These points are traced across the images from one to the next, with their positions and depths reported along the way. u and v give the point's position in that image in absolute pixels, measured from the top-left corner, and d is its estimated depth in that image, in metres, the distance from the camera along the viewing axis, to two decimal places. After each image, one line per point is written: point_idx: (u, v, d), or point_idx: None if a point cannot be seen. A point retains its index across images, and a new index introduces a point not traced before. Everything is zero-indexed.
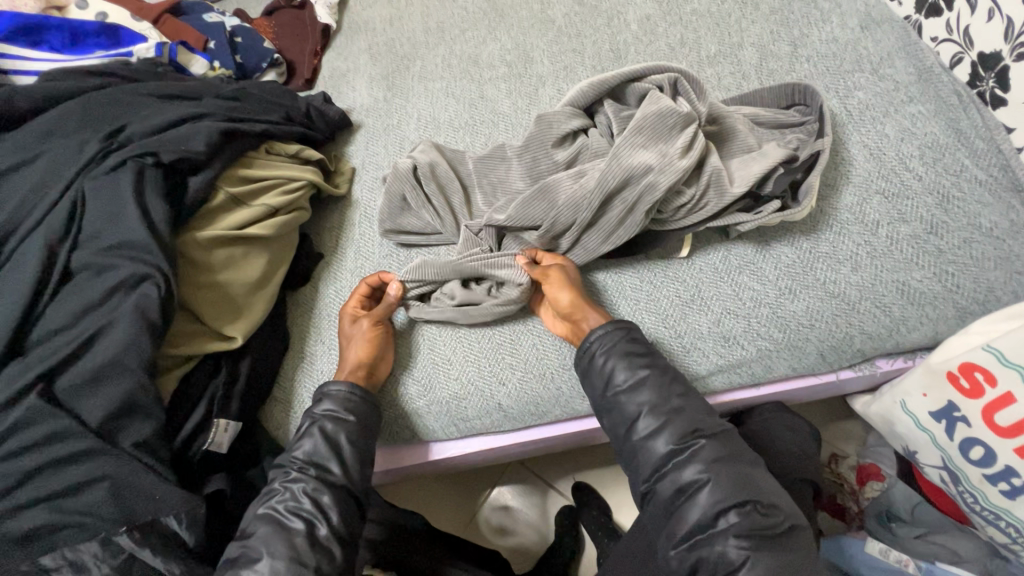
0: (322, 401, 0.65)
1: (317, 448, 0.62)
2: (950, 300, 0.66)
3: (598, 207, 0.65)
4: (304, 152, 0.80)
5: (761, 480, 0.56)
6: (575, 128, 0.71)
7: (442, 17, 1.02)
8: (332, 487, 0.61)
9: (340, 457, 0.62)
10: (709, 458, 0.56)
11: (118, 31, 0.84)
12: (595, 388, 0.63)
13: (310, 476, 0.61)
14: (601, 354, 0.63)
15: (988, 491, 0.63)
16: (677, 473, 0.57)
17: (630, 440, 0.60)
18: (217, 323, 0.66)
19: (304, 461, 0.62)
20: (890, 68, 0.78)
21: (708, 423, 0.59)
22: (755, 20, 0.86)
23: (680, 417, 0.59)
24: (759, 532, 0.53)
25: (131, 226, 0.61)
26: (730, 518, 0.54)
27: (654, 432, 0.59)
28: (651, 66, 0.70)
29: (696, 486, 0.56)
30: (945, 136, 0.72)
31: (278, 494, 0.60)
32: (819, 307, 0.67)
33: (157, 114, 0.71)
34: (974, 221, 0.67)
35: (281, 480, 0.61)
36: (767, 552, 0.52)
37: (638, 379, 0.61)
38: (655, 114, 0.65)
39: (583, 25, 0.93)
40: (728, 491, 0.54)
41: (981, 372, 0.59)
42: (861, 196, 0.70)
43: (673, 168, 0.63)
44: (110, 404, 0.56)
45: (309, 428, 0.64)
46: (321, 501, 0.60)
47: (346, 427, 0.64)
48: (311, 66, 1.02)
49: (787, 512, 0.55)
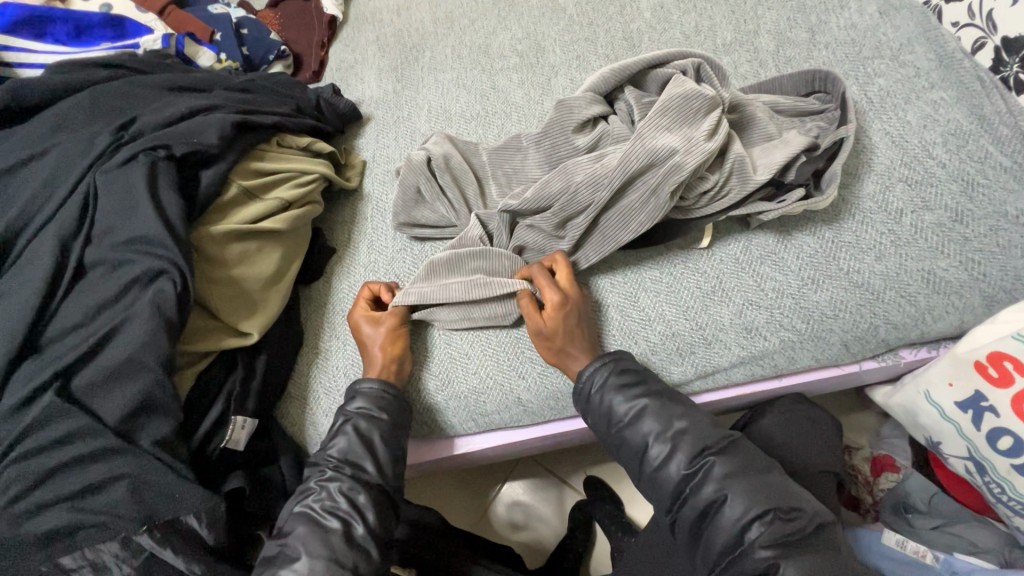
0: (356, 398, 0.64)
1: (351, 446, 0.61)
2: (976, 288, 0.65)
3: (616, 188, 0.63)
4: (315, 145, 0.79)
5: (782, 484, 0.56)
6: (596, 113, 0.70)
7: (450, 7, 1.01)
8: (367, 486, 0.60)
9: (374, 454, 0.61)
10: (721, 475, 0.56)
11: (124, 22, 0.83)
12: (599, 424, 0.63)
13: (346, 475, 0.60)
14: (596, 392, 0.63)
15: (1016, 482, 0.62)
16: (696, 496, 0.56)
17: (645, 471, 0.60)
18: (232, 319, 0.65)
19: (339, 459, 0.61)
20: (910, 54, 0.77)
21: (714, 437, 0.58)
22: (771, 6, 0.85)
23: (687, 438, 0.58)
24: (784, 539, 0.52)
25: (145, 220, 0.59)
26: (754, 530, 0.53)
27: (665, 459, 0.58)
28: (672, 54, 0.69)
29: (716, 504, 0.55)
30: (969, 123, 0.71)
31: (314, 493, 0.60)
32: (843, 297, 0.66)
33: (167, 106, 0.69)
34: (1000, 209, 0.66)
35: (317, 479, 0.61)
36: (799, 557, 0.51)
37: (639, 408, 0.61)
38: (680, 96, 0.64)
39: (595, 14, 0.92)
40: (748, 502, 0.54)
41: (1010, 360, 0.59)
42: (884, 183, 0.69)
43: (699, 150, 0.61)
44: (129, 401, 0.55)
45: (343, 425, 0.63)
46: (358, 501, 0.59)
47: (379, 425, 0.63)
48: (317, 58, 1.00)
49: (810, 512, 0.54)
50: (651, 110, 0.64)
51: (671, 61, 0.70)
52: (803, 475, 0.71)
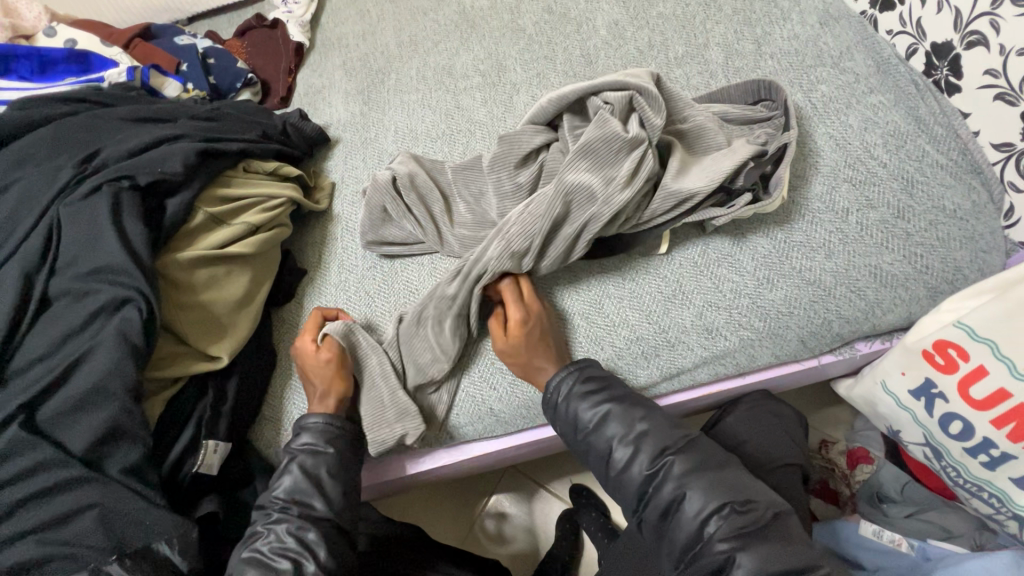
0: (300, 434, 0.65)
1: (296, 485, 0.62)
2: (921, 280, 0.68)
3: (544, 233, 0.65)
4: (283, 169, 0.80)
5: (737, 478, 0.58)
6: (537, 145, 0.72)
7: (414, 30, 1.04)
8: (317, 522, 0.61)
9: (321, 488, 0.62)
10: (681, 472, 0.57)
11: (88, 57, 0.84)
12: (567, 431, 0.65)
13: (293, 516, 0.60)
14: (562, 401, 0.64)
15: (969, 465, 0.64)
16: (657, 495, 0.58)
17: (610, 474, 0.62)
18: (201, 344, 0.66)
19: (285, 499, 0.61)
20: (850, 61, 0.81)
21: (673, 437, 0.60)
22: (719, 20, 0.89)
23: (648, 440, 0.60)
24: (742, 530, 0.54)
25: (110, 250, 0.60)
26: (713, 523, 0.55)
27: (628, 462, 0.60)
28: (607, 82, 0.68)
29: (676, 502, 0.57)
30: (906, 124, 0.75)
31: (262, 537, 0.60)
32: (796, 295, 0.69)
33: (131, 137, 0.70)
34: (938, 204, 0.70)
35: (264, 523, 0.61)
36: (758, 547, 0.53)
37: (601, 413, 0.62)
38: (601, 139, 0.65)
39: (553, 33, 0.95)
40: (706, 498, 0.56)
41: (954, 348, 0.61)
42: (831, 184, 0.72)
43: (616, 200, 0.64)
44: (96, 431, 0.55)
45: (288, 465, 0.63)
46: (307, 538, 0.59)
47: (326, 460, 0.63)
48: (285, 84, 1.02)
49: (766, 503, 0.56)
50: (572, 153, 0.67)
51: (609, 87, 0.69)
52: (770, 472, 0.72)
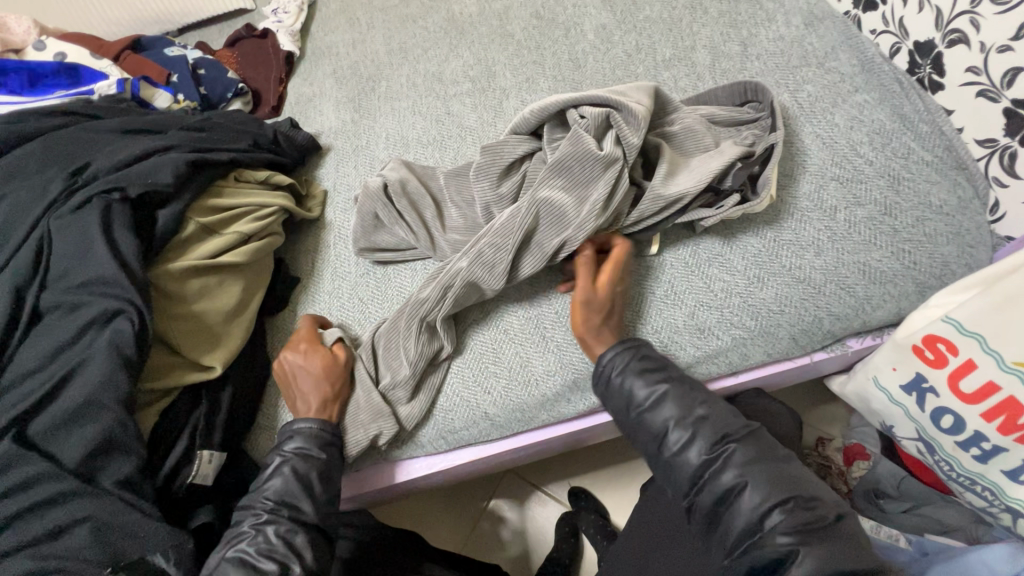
0: (292, 439, 0.64)
1: (286, 487, 0.60)
2: (909, 276, 0.69)
3: (516, 250, 0.67)
4: (274, 178, 0.80)
5: (800, 474, 0.55)
6: (520, 154, 0.72)
7: (404, 38, 1.04)
8: (305, 527, 0.60)
9: (311, 492, 0.61)
10: (743, 462, 0.55)
11: (78, 70, 0.85)
12: (618, 409, 0.63)
13: (283, 518, 0.59)
14: (616, 375, 0.63)
15: (961, 458, 0.65)
16: (714, 482, 0.56)
17: (662, 456, 0.60)
18: (194, 354, 0.65)
19: (274, 501, 0.60)
20: (835, 61, 0.82)
21: (734, 425, 0.58)
22: (705, 23, 0.90)
23: (706, 425, 0.58)
24: (805, 526, 0.51)
25: (101, 261, 0.60)
26: (774, 517, 0.52)
27: (685, 445, 0.58)
28: (588, 96, 0.67)
29: (735, 491, 0.54)
30: (890, 122, 0.76)
31: (248, 537, 0.58)
32: (787, 292, 0.69)
33: (121, 148, 0.70)
34: (924, 200, 0.71)
35: (252, 523, 0.59)
36: (821, 544, 0.50)
37: (658, 394, 0.61)
38: (576, 160, 0.66)
39: (541, 38, 0.96)
40: (768, 490, 0.53)
41: (943, 342, 0.61)
42: (818, 183, 0.73)
43: (588, 226, 0.65)
44: (89, 443, 0.55)
45: (277, 467, 0.62)
46: (294, 542, 0.58)
47: (317, 464, 0.63)
48: (276, 93, 1.03)
49: (831, 504, 0.53)
50: (548, 168, 0.67)
51: (590, 102, 0.68)
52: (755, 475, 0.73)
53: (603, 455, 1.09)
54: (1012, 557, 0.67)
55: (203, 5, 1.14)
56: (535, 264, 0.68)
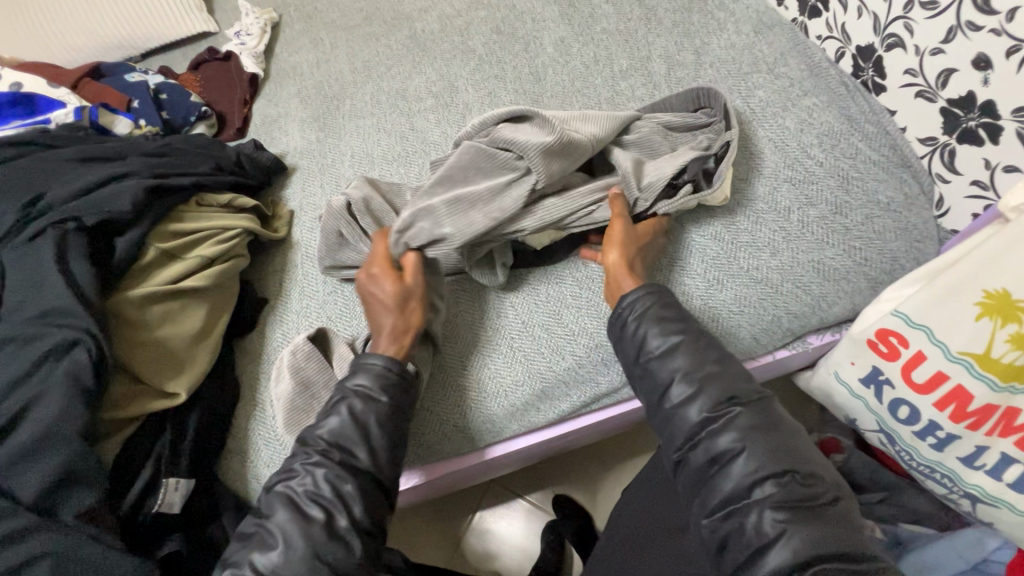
0: (357, 375, 0.61)
1: (342, 429, 0.58)
2: (861, 272, 0.71)
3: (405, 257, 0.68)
4: (238, 201, 0.80)
5: (803, 449, 0.54)
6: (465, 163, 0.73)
7: (368, 56, 1.05)
8: (356, 474, 0.57)
9: (368, 441, 0.58)
10: (744, 426, 0.54)
11: (34, 98, 0.83)
12: (627, 353, 0.62)
13: (335, 461, 0.57)
14: (632, 320, 0.62)
15: (920, 448, 0.66)
16: (711, 442, 0.54)
17: (663, 407, 0.59)
18: (158, 381, 0.65)
19: (328, 443, 0.58)
20: (784, 66, 0.85)
21: (746, 389, 0.56)
22: (659, 33, 0.92)
23: (714, 383, 0.57)
24: (797, 503, 0.50)
25: (57, 292, 0.60)
26: (765, 488, 0.51)
27: (686, 400, 0.57)
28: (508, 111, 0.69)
29: (730, 455, 0.53)
30: (839, 124, 0.78)
31: (298, 476, 0.57)
32: (745, 294, 0.71)
33: (78, 178, 0.70)
34: (873, 198, 0.74)
35: (303, 462, 0.57)
36: (807, 522, 0.49)
37: (670, 344, 0.60)
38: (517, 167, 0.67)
39: (502, 52, 0.98)
40: (764, 461, 0.52)
41: (895, 336, 0.63)
42: (772, 185, 0.75)
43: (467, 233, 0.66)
44: (48, 476, 0.54)
45: (338, 405, 0.60)
46: (343, 490, 0.56)
47: (377, 408, 0.60)
48: (241, 115, 1.03)
49: (829, 484, 0.52)
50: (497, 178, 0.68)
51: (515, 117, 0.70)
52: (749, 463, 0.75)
53: (585, 461, 1.10)
54: (980, 543, 0.70)
55: (164, 29, 1.14)
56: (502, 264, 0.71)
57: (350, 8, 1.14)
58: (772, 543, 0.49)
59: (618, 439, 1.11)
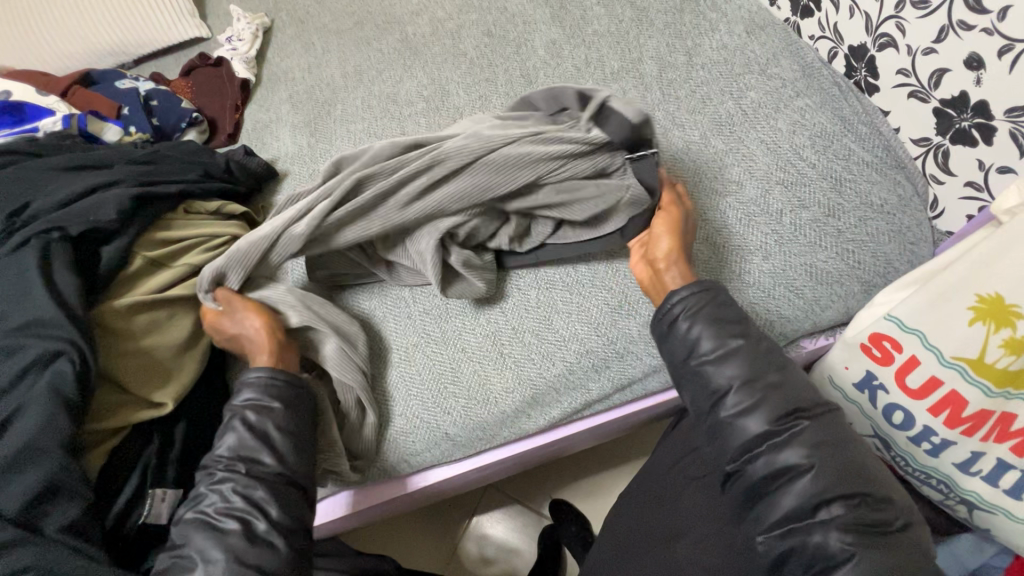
0: (242, 391, 0.61)
1: (242, 441, 0.57)
2: (854, 275, 0.70)
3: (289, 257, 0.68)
4: (227, 208, 0.79)
5: (875, 469, 0.51)
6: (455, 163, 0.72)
7: (359, 60, 1.05)
8: (263, 480, 0.56)
9: (271, 446, 0.58)
10: (811, 442, 0.51)
11: (23, 107, 0.84)
12: (675, 354, 0.60)
13: (240, 473, 0.56)
14: (683, 320, 0.59)
15: (915, 453, 0.65)
16: (774, 456, 0.52)
17: (718, 415, 0.56)
18: (144, 391, 0.64)
19: (230, 458, 0.57)
20: (777, 67, 0.84)
21: (810, 401, 0.54)
22: (651, 35, 0.91)
23: (776, 394, 0.54)
24: (866, 527, 0.48)
25: (40, 303, 0.59)
26: (833, 509, 0.49)
27: (746, 410, 0.54)
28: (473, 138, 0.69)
29: (798, 472, 0.51)
30: (832, 124, 0.77)
31: (205, 498, 0.55)
32: (736, 298, 0.70)
33: (62, 187, 0.70)
34: (866, 200, 0.73)
35: (208, 484, 0.56)
36: (878, 546, 0.47)
37: (727, 349, 0.57)
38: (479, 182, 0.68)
39: (493, 56, 0.97)
40: (833, 481, 0.50)
41: (888, 340, 0.62)
42: (764, 187, 0.74)
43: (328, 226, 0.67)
44: (31, 489, 0.54)
45: (231, 422, 0.59)
46: (255, 498, 0.55)
47: (273, 415, 0.59)
48: (232, 121, 1.02)
49: (900, 505, 0.50)
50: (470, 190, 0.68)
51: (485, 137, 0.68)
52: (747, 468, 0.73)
53: (582, 465, 1.09)
54: (979, 548, 0.68)
55: (156, 36, 1.14)
56: (458, 259, 0.70)
57: (342, 12, 1.14)
58: (840, 563, 0.47)
59: (616, 443, 1.10)
